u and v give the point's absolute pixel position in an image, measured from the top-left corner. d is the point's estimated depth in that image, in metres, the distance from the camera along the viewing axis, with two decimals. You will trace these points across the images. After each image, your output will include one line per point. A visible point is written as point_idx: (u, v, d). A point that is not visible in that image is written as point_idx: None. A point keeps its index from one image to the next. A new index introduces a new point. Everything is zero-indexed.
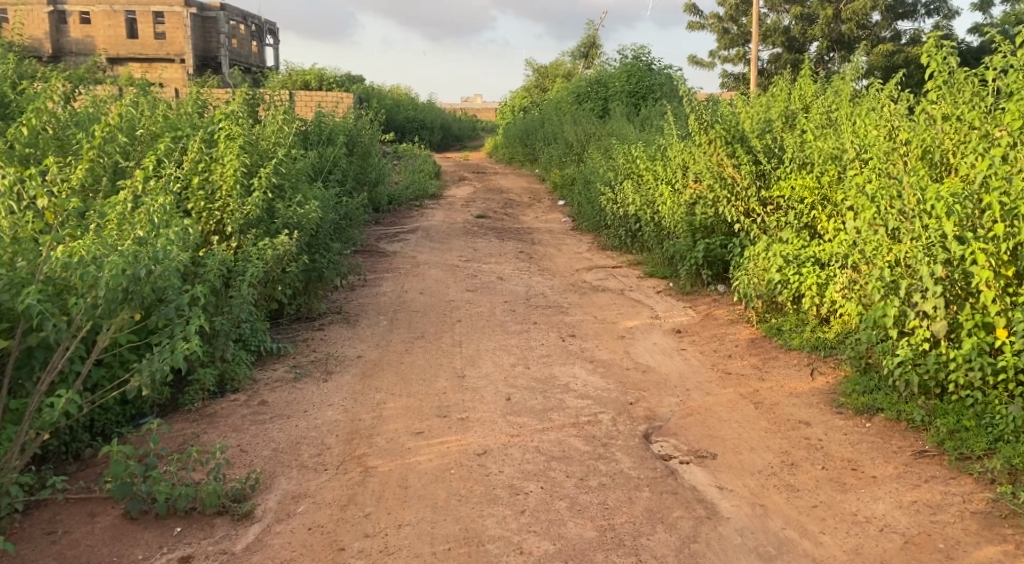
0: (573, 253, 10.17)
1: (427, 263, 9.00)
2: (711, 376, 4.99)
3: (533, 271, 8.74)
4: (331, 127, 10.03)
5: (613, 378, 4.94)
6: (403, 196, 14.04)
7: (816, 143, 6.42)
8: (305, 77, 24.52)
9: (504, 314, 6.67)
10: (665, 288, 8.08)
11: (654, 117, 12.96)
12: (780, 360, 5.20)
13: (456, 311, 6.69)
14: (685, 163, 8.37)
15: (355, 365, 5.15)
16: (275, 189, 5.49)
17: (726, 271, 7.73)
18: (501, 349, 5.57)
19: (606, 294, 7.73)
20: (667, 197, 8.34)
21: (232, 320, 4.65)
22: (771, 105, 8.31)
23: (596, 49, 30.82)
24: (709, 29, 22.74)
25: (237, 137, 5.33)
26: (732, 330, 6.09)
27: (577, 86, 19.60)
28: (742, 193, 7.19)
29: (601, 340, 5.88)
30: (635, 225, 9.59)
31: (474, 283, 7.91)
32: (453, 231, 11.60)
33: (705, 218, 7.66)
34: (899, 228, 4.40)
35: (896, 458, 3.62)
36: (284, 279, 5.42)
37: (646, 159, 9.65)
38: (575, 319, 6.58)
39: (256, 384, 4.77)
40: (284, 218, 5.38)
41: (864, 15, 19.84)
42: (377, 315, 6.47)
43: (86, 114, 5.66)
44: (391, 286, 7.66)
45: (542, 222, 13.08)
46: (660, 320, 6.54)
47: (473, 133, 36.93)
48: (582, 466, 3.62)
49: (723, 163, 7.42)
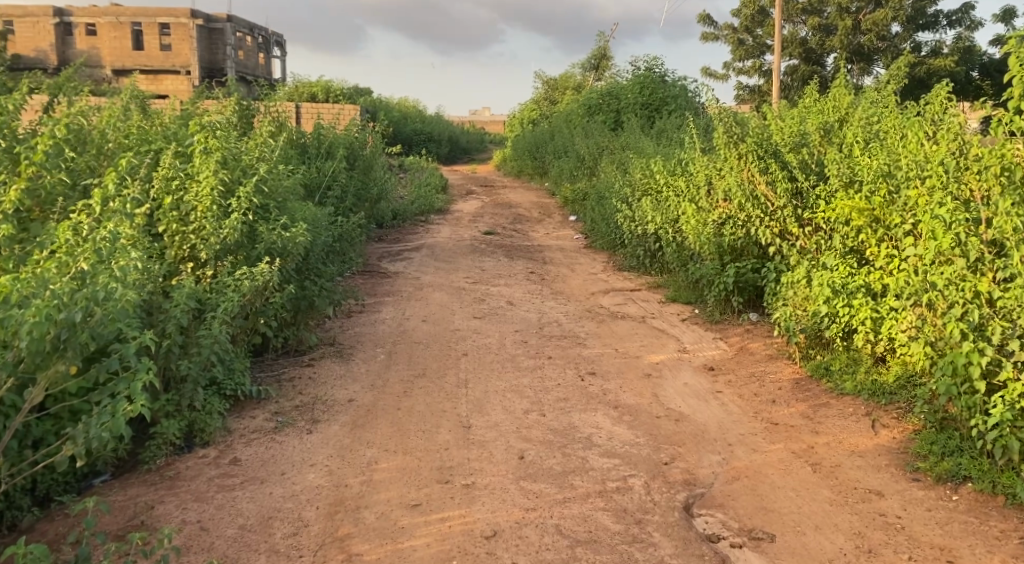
0: (587, 274, 9.53)
1: (432, 286, 8.38)
2: (755, 429, 4.33)
3: (545, 295, 8.09)
4: (331, 140, 9.48)
5: (642, 430, 4.29)
6: (408, 211, 13.47)
7: (862, 159, 5.79)
8: (312, 89, 24.14)
9: (514, 346, 6.02)
10: (690, 314, 7.43)
11: (672, 130, 12.35)
12: (834, 408, 4.54)
13: (462, 343, 6.05)
14: (712, 180, 7.73)
15: (345, 411, 4.51)
16: (259, 209, 4.83)
17: (758, 298, 7.08)
18: (512, 391, 4.92)
19: (626, 322, 7.07)
20: (691, 215, 7.73)
21: (203, 363, 4.00)
22: (806, 119, 7.72)
23: (606, 60, 30.25)
24: (723, 41, 22.13)
25: (217, 152, 4.69)
26: (772, 368, 5.45)
27: (588, 98, 19.00)
28: (776, 212, 6.56)
29: (625, 380, 5.23)
30: (655, 245, 8.96)
31: (481, 309, 7.28)
32: (460, 249, 10.98)
33: (735, 239, 7.03)
34: (981, 259, 3.80)
35: (1001, 548, 2.99)
36: (267, 312, 4.79)
37: (665, 174, 9.04)
38: (593, 353, 5.93)
39: (230, 437, 4.13)
40: (267, 241, 4.68)
41: (884, 26, 19.23)
42: (375, 348, 5.84)
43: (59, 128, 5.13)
44: (391, 313, 7.03)
45: (554, 239, 12.44)
46: (688, 356, 5.88)
47: (481, 146, 36.45)
48: (612, 555, 2.98)
49: (754, 179, 6.79)
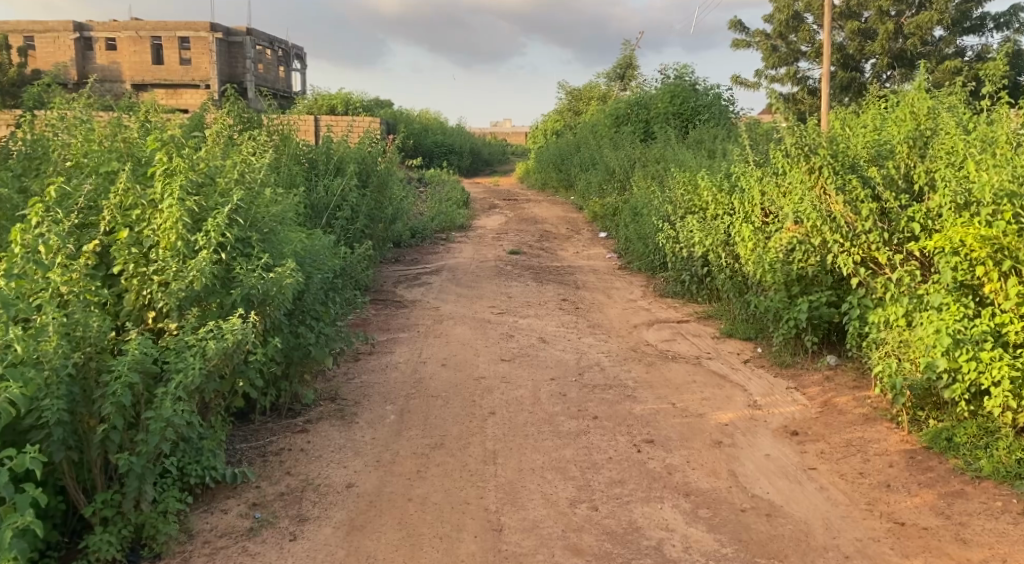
0: (625, 301, 8.54)
1: (453, 317, 7.43)
2: (877, 533, 3.31)
3: (582, 330, 7.08)
4: (341, 154, 8.59)
5: (727, 534, 3.31)
6: (427, 230, 12.58)
7: (975, 174, 4.78)
8: (331, 101, 23.53)
9: (551, 399, 5.03)
10: (751, 355, 6.40)
11: (711, 142, 11.32)
12: (975, 500, 3.53)
13: (489, 396, 5.08)
14: (774, 198, 6.74)
15: (342, 503, 3.54)
16: (241, 243, 3.86)
17: (835, 336, 6.05)
18: (554, 470, 3.93)
19: (679, 364, 6.05)
20: (750, 239, 6.73)
21: (152, 452, 3.03)
22: (884, 127, 6.71)
23: (632, 69, 29.12)
24: (756, 47, 21.05)
25: (186, 173, 3.76)
26: (872, 434, 4.42)
27: (615, 107, 18.02)
28: (859, 237, 5.55)
29: (691, 452, 4.23)
30: (703, 269, 7.96)
31: (510, 348, 6.30)
32: (484, 272, 10.00)
33: (806, 267, 6.03)
34: None
35: None
36: (247, 372, 3.83)
37: (714, 189, 8.02)
38: (647, 410, 4.91)
39: (191, 544, 3.19)
40: (243, 283, 3.67)
41: (929, 29, 18.08)
42: (385, 404, 4.88)
43: (20, 155, 4.35)
44: (406, 354, 6.05)
45: (584, 259, 11.40)
46: (762, 415, 4.87)
47: (502, 158, 35.58)
48: None
49: (830, 196, 5.79)
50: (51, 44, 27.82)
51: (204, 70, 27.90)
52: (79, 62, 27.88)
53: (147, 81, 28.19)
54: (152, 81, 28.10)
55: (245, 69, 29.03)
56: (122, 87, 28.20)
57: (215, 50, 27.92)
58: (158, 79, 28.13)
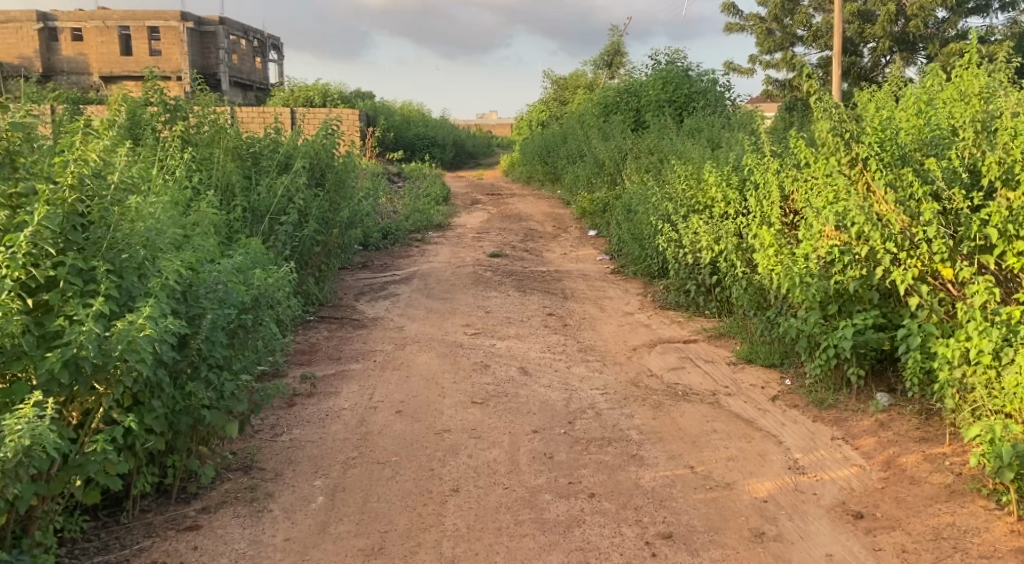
0: (621, 315, 7.40)
1: (418, 340, 6.23)
2: None
3: (572, 356, 5.89)
4: (290, 146, 7.36)
5: None
6: (399, 231, 11.38)
7: None
8: (307, 93, 22.25)
9: (534, 465, 3.86)
10: (780, 389, 5.25)
11: (712, 130, 10.14)
12: None
13: (453, 461, 3.90)
14: (801, 197, 5.58)
15: None
16: (77, 279, 2.68)
17: (884, 367, 4.91)
18: None
19: (692, 405, 4.88)
20: (770, 246, 5.56)
21: None
22: (931, 107, 5.57)
23: (619, 57, 27.94)
24: (750, 31, 19.86)
25: None
26: (965, 519, 3.29)
27: (603, 95, 16.82)
28: (919, 245, 4.40)
29: (724, 553, 3.09)
30: (712, 277, 6.81)
31: (484, 383, 5.13)
32: (460, 279, 8.80)
33: (846, 282, 4.83)
34: None
35: None
36: (86, 466, 2.64)
37: (723, 183, 6.86)
38: (658, 479, 3.74)
39: None
40: (66, 341, 2.49)
41: (932, 10, 16.79)
42: (312, 478, 3.69)
43: None
44: (353, 396, 4.86)
45: (573, 262, 10.23)
46: (808, 484, 3.72)
47: (487, 149, 34.41)
48: None
49: (878, 193, 4.63)
50: (13, 35, 26.60)
51: (175, 62, 26.55)
52: (42, 53, 26.60)
53: (115, 74, 26.80)
54: (120, 73, 26.75)
55: (218, 60, 27.70)
56: (89, 80, 26.86)
57: (186, 41, 26.53)
58: (126, 71, 26.77)
